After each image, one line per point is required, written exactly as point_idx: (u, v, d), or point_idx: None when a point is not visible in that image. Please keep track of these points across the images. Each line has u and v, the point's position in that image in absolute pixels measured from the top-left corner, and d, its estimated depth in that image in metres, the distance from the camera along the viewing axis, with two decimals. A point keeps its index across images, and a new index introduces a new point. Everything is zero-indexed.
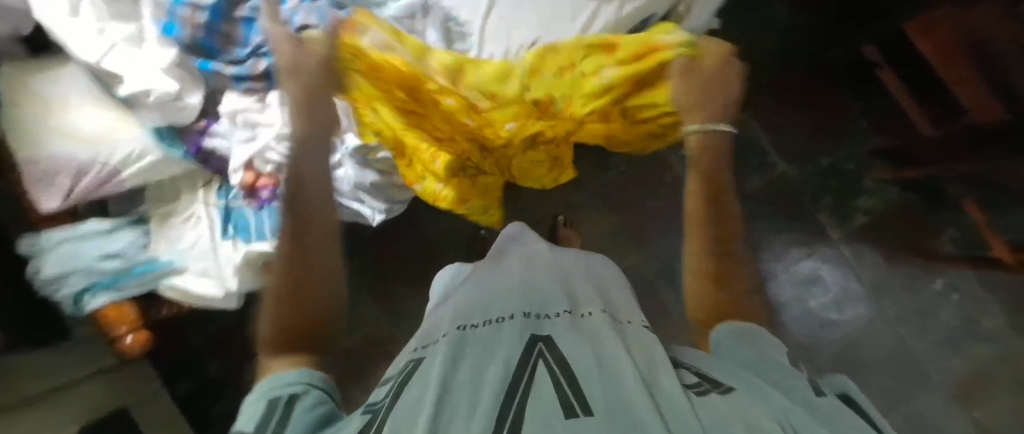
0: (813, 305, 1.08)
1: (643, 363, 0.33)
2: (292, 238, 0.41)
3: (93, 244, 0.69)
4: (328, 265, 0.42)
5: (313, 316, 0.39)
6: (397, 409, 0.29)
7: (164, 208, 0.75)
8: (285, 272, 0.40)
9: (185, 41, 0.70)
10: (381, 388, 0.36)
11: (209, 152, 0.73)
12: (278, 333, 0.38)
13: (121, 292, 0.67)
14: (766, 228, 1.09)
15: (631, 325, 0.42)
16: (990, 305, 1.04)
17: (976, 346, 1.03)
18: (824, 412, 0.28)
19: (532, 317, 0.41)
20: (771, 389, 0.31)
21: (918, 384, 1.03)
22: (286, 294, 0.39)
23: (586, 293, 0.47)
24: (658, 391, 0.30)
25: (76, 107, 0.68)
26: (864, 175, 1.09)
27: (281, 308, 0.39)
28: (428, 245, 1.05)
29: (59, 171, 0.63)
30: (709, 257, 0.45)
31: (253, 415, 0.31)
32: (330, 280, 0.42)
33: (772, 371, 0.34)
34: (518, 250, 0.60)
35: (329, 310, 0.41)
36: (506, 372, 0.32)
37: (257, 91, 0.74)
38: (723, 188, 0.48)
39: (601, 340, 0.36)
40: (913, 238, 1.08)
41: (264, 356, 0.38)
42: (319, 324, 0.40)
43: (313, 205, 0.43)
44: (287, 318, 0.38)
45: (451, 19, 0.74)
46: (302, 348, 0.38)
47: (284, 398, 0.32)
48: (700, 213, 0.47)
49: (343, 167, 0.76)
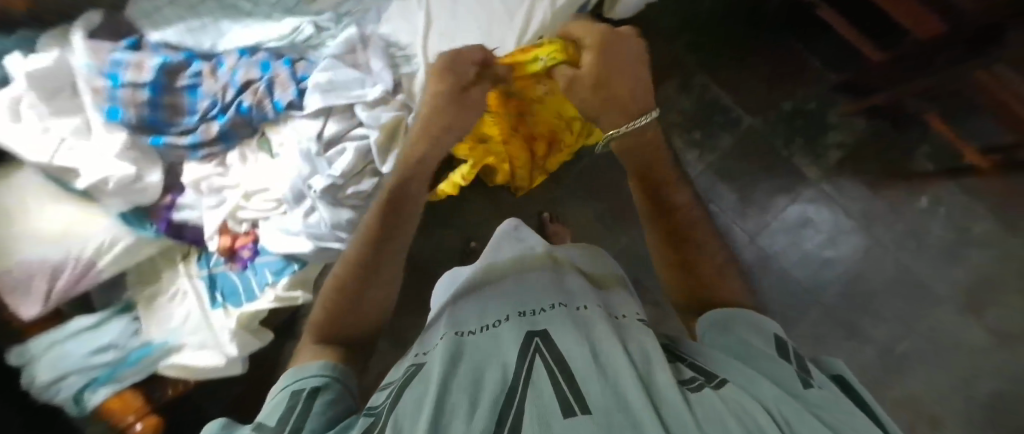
0: (808, 247, 1.08)
1: (638, 355, 0.33)
2: (378, 240, 0.48)
3: (83, 340, 0.68)
4: (392, 277, 0.48)
5: (365, 319, 0.45)
6: (397, 415, 0.29)
7: (148, 289, 0.74)
8: (358, 272, 0.46)
9: (132, 121, 0.70)
10: (381, 392, 0.36)
11: (180, 224, 0.72)
12: (320, 316, 0.44)
13: (119, 382, 0.67)
14: (747, 182, 1.10)
15: (627, 319, 0.42)
16: (978, 210, 1.05)
17: (973, 254, 1.05)
18: (813, 400, 0.30)
19: (528, 315, 0.40)
20: (762, 377, 0.32)
21: (925, 302, 1.05)
22: (351, 291, 0.45)
23: (579, 283, 0.46)
24: (655, 385, 0.30)
25: (36, 207, 0.66)
26: (827, 111, 1.11)
27: (332, 301, 0.45)
28: (416, 270, 1.04)
29: (34, 275, 0.63)
30: (670, 244, 0.50)
31: (276, 408, 0.34)
32: (388, 290, 0.47)
33: (759, 351, 0.36)
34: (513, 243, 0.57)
35: (381, 314, 0.46)
36: (506, 376, 0.31)
37: (213, 156, 0.74)
38: (665, 182, 0.55)
39: (597, 335, 0.35)
40: (891, 162, 1.09)
41: (303, 345, 0.43)
42: (366, 332, 0.45)
43: (403, 221, 0.50)
44: (342, 317, 0.44)
45: (393, 46, 0.76)
46: (346, 336, 0.43)
47: (307, 391, 0.35)
48: (649, 205, 0.54)
49: (317, 211, 0.71)
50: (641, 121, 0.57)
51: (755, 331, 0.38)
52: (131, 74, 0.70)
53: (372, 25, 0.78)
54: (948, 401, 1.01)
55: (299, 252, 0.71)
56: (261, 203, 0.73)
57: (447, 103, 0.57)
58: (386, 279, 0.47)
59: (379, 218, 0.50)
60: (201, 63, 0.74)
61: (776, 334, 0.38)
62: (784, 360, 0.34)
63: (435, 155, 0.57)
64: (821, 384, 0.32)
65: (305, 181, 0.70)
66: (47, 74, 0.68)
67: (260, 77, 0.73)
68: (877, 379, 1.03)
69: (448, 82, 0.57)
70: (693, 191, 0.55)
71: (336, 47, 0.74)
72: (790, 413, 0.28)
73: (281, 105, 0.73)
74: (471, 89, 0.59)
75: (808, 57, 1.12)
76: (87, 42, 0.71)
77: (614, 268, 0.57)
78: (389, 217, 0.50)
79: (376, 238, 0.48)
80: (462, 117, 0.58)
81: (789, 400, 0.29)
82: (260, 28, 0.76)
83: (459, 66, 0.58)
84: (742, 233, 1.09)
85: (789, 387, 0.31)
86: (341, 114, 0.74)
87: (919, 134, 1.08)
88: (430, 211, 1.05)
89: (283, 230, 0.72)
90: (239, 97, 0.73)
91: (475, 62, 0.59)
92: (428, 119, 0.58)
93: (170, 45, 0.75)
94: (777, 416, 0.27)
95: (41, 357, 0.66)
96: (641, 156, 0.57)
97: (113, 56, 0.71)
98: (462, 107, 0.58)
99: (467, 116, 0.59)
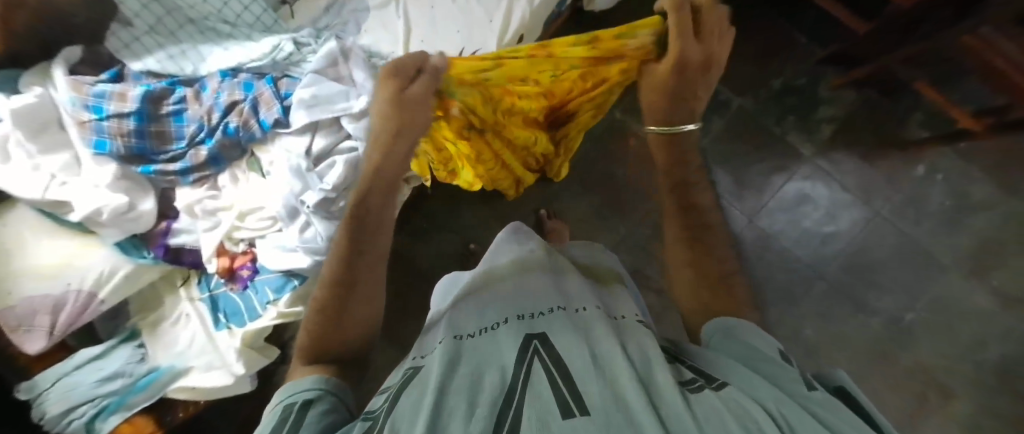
0: (808, 223, 1.08)
1: (637, 357, 0.34)
2: (350, 255, 0.47)
3: (90, 370, 0.69)
4: (372, 290, 0.47)
5: (349, 337, 0.45)
6: (394, 418, 0.29)
7: (150, 316, 0.75)
8: (336, 290, 0.45)
9: (119, 151, 0.71)
10: (379, 396, 0.36)
11: (177, 249, 0.73)
12: (306, 341, 0.44)
13: (129, 408, 0.68)
14: (742, 163, 1.10)
15: (626, 320, 0.41)
16: (976, 174, 1.05)
17: (974, 218, 1.05)
18: (813, 401, 0.30)
19: (527, 318, 0.40)
20: (765, 381, 0.32)
21: (929, 269, 1.05)
22: (331, 311, 0.45)
23: (580, 288, 0.45)
24: (654, 385, 0.30)
25: (32, 243, 0.66)
26: (817, 87, 1.10)
27: (316, 323, 0.45)
28: (419, 276, 1.05)
29: (36, 311, 0.63)
30: (683, 243, 0.50)
31: (268, 423, 0.34)
32: (370, 304, 0.46)
33: (763, 356, 0.36)
34: (514, 244, 0.55)
35: (369, 329, 0.47)
36: (504, 379, 0.32)
37: (205, 179, 0.75)
38: (689, 182, 0.54)
39: (596, 337, 0.36)
40: (886, 132, 1.08)
41: (295, 367, 0.43)
42: (353, 349, 0.45)
43: (371, 232, 0.49)
44: (329, 337, 0.44)
45: (373, 56, 0.76)
46: (331, 356, 0.43)
47: (299, 404, 0.36)
48: (674, 200, 0.53)
49: (312, 226, 0.72)
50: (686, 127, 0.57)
51: (758, 338, 0.38)
52: (115, 105, 0.71)
53: (352, 38, 0.78)
54: (958, 367, 1.02)
55: (298, 268, 0.71)
56: (256, 222, 0.74)
57: (397, 108, 0.52)
58: (367, 295, 0.46)
59: (348, 231, 0.49)
60: (184, 89, 0.75)
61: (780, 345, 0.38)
62: (786, 364, 0.34)
63: (392, 164, 0.54)
64: (821, 388, 0.32)
65: (298, 196, 0.70)
66: (31, 112, 0.68)
67: (244, 97, 0.73)
68: (885, 350, 1.03)
69: (393, 83, 0.52)
70: (716, 196, 0.55)
71: (318, 62, 0.73)
72: (794, 413, 0.28)
73: (267, 124, 0.73)
74: (413, 89, 0.53)
75: (794, 34, 1.11)
76: (66, 78, 0.71)
77: (614, 265, 0.57)
78: (356, 233, 0.48)
79: (348, 254, 0.47)
80: (414, 117, 0.54)
81: (789, 401, 0.29)
82: (240, 49, 0.76)
83: (401, 71, 0.53)
84: (741, 214, 1.09)
85: (793, 389, 0.31)
86: (328, 127, 0.74)
87: (911, 102, 1.08)
88: (427, 216, 1.06)
89: (279, 247, 0.72)
90: (225, 119, 0.73)
91: (417, 67, 0.54)
92: (380, 126, 0.54)
93: (152, 74, 0.76)
94: (777, 415, 0.27)
95: (51, 391, 0.67)
96: (669, 156, 0.57)
97: (94, 89, 0.71)
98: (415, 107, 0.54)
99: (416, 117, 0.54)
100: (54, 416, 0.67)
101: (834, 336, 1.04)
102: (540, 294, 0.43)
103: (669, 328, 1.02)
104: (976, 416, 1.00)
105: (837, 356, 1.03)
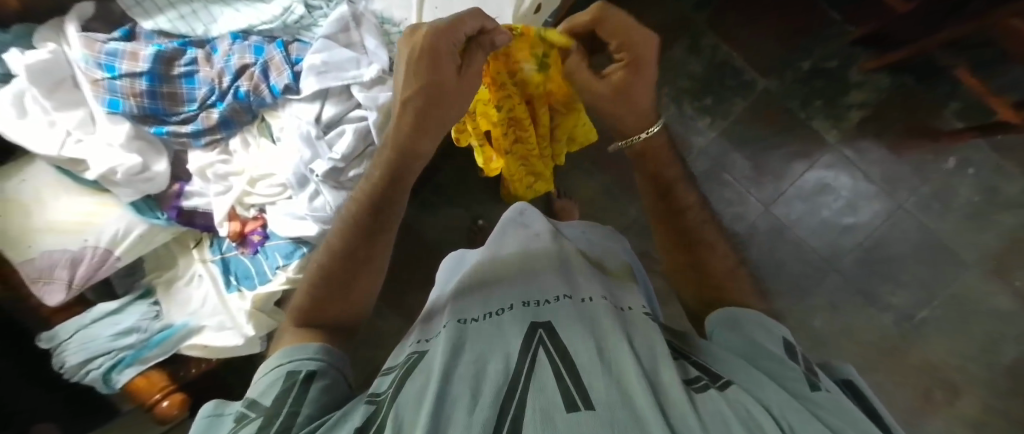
0: (826, 213, 1.05)
1: (644, 351, 0.33)
2: (368, 231, 0.47)
3: (105, 325, 0.71)
4: (377, 267, 0.47)
5: (348, 306, 0.46)
6: (397, 405, 0.29)
7: (165, 274, 0.78)
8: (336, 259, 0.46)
9: (132, 111, 0.71)
10: (383, 378, 0.36)
11: (189, 212, 0.74)
12: (307, 302, 0.45)
13: (144, 363, 0.70)
14: (762, 148, 1.07)
15: (631, 312, 0.41)
16: (1010, 170, 1.01)
17: (1002, 216, 1.01)
18: (816, 404, 0.30)
19: (533, 306, 0.39)
20: (770, 381, 0.32)
21: (950, 267, 1.02)
22: (328, 280, 0.45)
23: (587, 277, 0.44)
24: (660, 382, 0.30)
25: (52, 198, 0.68)
26: (847, 69, 1.05)
27: (313, 286, 0.45)
28: (427, 248, 1.05)
29: (56, 264, 0.66)
30: (681, 248, 0.52)
31: (269, 387, 0.35)
32: (374, 279, 0.47)
33: (769, 352, 0.36)
34: (520, 229, 0.53)
35: (364, 307, 0.47)
36: (509, 368, 0.31)
37: (216, 143, 0.76)
38: (673, 185, 0.54)
39: (603, 330, 0.35)
40: (918, 121, 1.03)
41: (286, 326, 0.44)
42: (349, 314, 0.46)
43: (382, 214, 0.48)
44: (321, 306, 0.44)
45: (386, 22, 0.77)
46: (330, 320, 0.44)
47: (302, 376, 0.36)
48: (661, 204, 0.54)
49: (322, 195, 0.72)
50: (654, 131, 0.54)
51: (765, 332, 0.38)
52: (127, 64, 0.71)
53: (364, 2, 0.77)
54: (968, 367, 0.99)
55: (306, 236, 0.72)
56: (267, 189, 0.75)
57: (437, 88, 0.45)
58: (366, 273, 0.46)
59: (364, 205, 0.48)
60: (196, 50, 0.75)
61: (784, 338, 0.38)
62: (792, 361, 0.34)
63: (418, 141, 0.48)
64: (825, 387, 0.32)
65: (307, 165, 0.71)
66: (46, 68, 0.68)
67: (255, 61, 0.73)
68: (894, 345, 1.02)
69: (437, 62, 0.44)
70: (699, 191, 0.55)
71: (329, 26, 0.72)
72: (795, 418, 0.28)
73: (277, 89, 0.72)
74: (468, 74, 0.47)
75: (828, 12, 1.06)
76: (79, 35, 0.71)
77: (622, 255, 0.56)
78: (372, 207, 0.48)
79: (366, 231, 0.47)
80: (452, 102, 0.47)
81: (795, 405, 0.29)
82: (252, 11, 0.76)
83: (444, 49, 0.44)
84: (757, 202, 1.06)
85: (796, 389, 0.31)
86: (338, 95, 0.73)
87: (946, 90, 1.03)
88: (435, 189, 1.05)
89: (289, 217, 0.73)
90: (236, 83, 0.73)
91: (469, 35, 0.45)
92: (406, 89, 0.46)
93: (163, 33, 0.75)
94: (780, 420, 0.27)
95: (70, 341, 0.69)
96: (648, 161, 0.56)
97: (107, 47, 0.71)
98: (450, 61, 0.45)
99: (456, 103, 0.48)
100: (74, 366, 0.69)
101: (841, 329, 1.03)
102: (548, 282, 0.42)
103: (675, 312, 1.02)
104: (981, 415, 0.98)
105: (843, 348, 1.02)
